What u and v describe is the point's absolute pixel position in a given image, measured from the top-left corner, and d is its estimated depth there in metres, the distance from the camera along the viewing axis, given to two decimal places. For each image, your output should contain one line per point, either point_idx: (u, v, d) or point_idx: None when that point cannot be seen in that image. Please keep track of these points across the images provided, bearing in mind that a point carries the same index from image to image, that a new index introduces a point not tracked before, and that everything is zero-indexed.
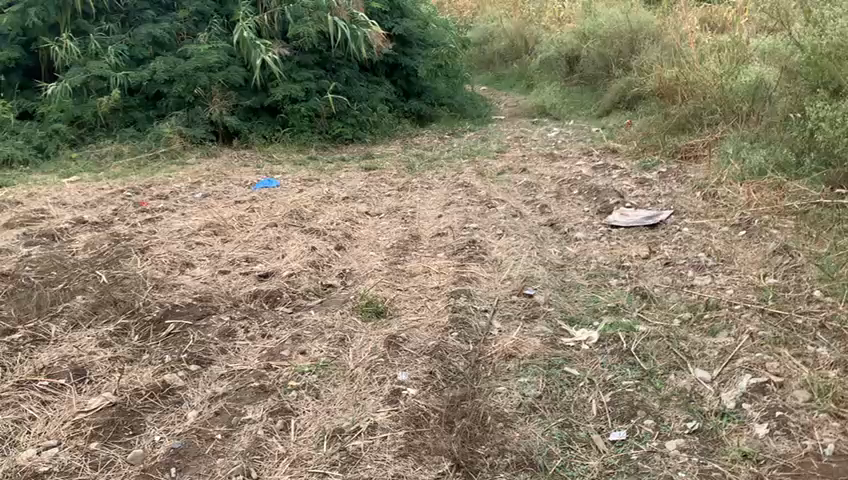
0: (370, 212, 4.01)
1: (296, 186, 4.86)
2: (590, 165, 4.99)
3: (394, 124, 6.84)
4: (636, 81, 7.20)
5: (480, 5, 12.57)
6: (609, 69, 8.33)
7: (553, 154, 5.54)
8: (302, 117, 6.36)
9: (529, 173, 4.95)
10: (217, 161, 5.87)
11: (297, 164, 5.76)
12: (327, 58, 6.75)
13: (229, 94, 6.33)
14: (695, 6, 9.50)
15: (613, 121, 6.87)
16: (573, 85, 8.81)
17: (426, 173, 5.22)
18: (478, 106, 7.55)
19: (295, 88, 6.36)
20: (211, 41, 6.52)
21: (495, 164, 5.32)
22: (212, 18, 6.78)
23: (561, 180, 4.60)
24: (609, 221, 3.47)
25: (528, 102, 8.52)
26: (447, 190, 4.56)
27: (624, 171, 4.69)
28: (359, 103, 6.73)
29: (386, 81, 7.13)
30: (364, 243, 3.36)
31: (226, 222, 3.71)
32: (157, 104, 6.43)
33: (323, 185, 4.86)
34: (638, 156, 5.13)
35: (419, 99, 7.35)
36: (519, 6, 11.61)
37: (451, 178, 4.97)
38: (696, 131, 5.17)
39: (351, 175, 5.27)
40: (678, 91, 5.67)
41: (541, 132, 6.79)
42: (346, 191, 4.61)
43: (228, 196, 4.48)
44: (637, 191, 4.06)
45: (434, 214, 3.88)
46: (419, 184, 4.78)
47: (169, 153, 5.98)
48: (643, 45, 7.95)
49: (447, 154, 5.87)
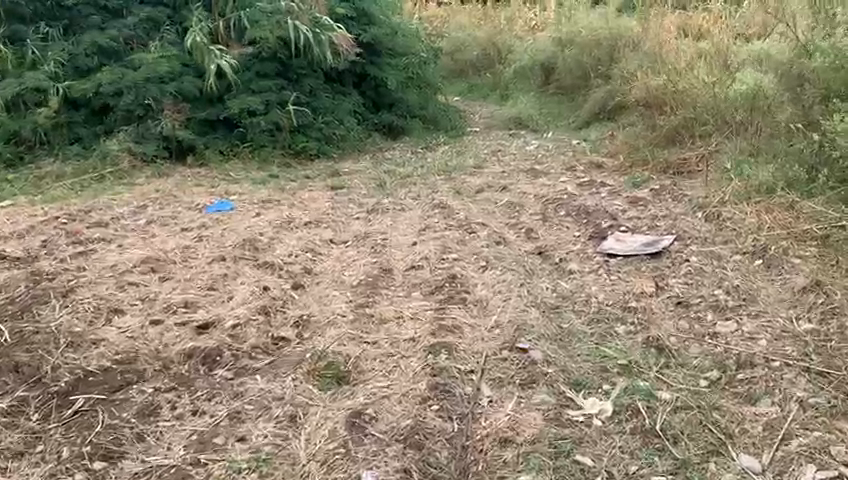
0: (335, 241, 3.56)
1: (253, 208, 4.41)
2: (573, 182, 4.61)
3: (363, 137, 6.41)
4: (617, 91, 6.87)
5: (451, 14, 12.24)
6: (588, 78, 8.00)
7: (534, 169, 5.15)
8: (263, 132, 5.94)
9: (509, 191, 4.55)
10: (169, 180, 5.41)
11: (256, 183, 5.31)
12: (289, 67, 6.28)
13: (182, 107, 5.94)
14: (672, 13, 9.22)
15: (595, 133, 6.51)
16: (550, 95, 8.45)
17: (398, 192, 4.77)
18: (452, 118, 7.16)
19: (253, 99, 5.97)
20: (163, 52, 6.07)
21: (472, 181, 4.91)
22: (164, 25, 6.32)
23: (545, 199, 4.19)
24: (603, 249, 3.05)
25: (504, 112, 8.13)
26: (422, 212, 4.12)
27: (613, 188, 4.31)
28: (325, 115, 6.27)
29: (354, 92, 6.70)
30: (326, 279, 2.91)
31: (168, 258, 3.24)
32: (104, 119, 5.95)
33: (283, 207, 4.40)
34: (626, 171, 4.75)
35: (390, 110, 6.89)
36: (489, 18, 11.39)
37: (424, 197, 4.54)
38: (687, 143, 4.81)
39: (315, 194, 4.82)
40: (667, 101, 5.27)
41: (519, 145, 6.41)
42: (308, 214, 4.16)
43: (174, 223, 4.03)
44: (631, 212, 3.65)
45: (408, 242, 3.44)
46: (390, 205, 4.34)
47: (116, 173, 5.53)
48: (622, 53, 7.61)
49: (421, 170, 5.44)
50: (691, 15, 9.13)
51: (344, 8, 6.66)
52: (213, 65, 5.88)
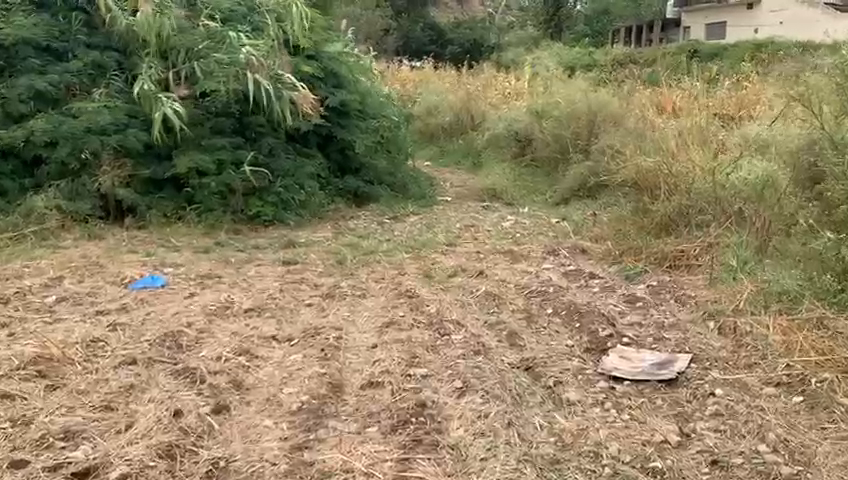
0: (278, 337, 2.94)
1: (188, 287, 3.81)
2: (556, 269, 4.11)
3: (325, 203, 5.87)
4: (600, 168, 6.49)
5: (425, 79, 12.03)
6: (567, 152, 7.58)
7: (511, 250, 4.65)
8: (213, 194, 5.38)
9: (486, 277, 4.01)
10: (98, 245, 4.83)
11: (199, 252, 4.72)
12: (246, 125, 5.79)
13: (123, 162, 5.37)
14: (649, 95, 9.07)
15: (575, 212, 6.04)
16: (526, 167, 8.05)
17: (358, 272, 4.18)
18: (421, 186, 6.73)
19: (205, 159, 5.41)
20: (107, 101, 5.54)
21: (444, 262, 4.36)
22: (112, 71, 5.77)
23: (528, 291, 3.66)
24: (604, 368, 2.51)
25: (477, 182, 7.69)
26: (386, 300, 3.54)
27: (603, 280, 3.80)
28: (285, 178, 5.70)
29: (319, 154, 6.17)
30: (261, 397, 2.32)
31: (62, 355, 2.60)
32: (34, 172, 5.42)
33: (224, 287, 3.80)
34: (615, 259, 4.25)
35: (356, 176, 6.41)
36: (463, 85, 11.19)
37: (389, 280, 3.97)
38: (683, 232, 4.34)
39: (264, 270, 4.22)
40: (660, 184, 4.87)
41: (495, 221, 5.91)
42: (252, 298, 3.55)
43: (90, 304, 3.41)
44: (630, 315, 3.13)
45: (368, 344, 2.85)
46: (349, 288, 3.76)
47: (39, 233, 4.95)
48: (605, 127, 7.27)
49: (387, 245, 4.89)
50: (671, 95, 8.88)
51: (312, 66, 6.17)
52: (160, 111, 5.28)
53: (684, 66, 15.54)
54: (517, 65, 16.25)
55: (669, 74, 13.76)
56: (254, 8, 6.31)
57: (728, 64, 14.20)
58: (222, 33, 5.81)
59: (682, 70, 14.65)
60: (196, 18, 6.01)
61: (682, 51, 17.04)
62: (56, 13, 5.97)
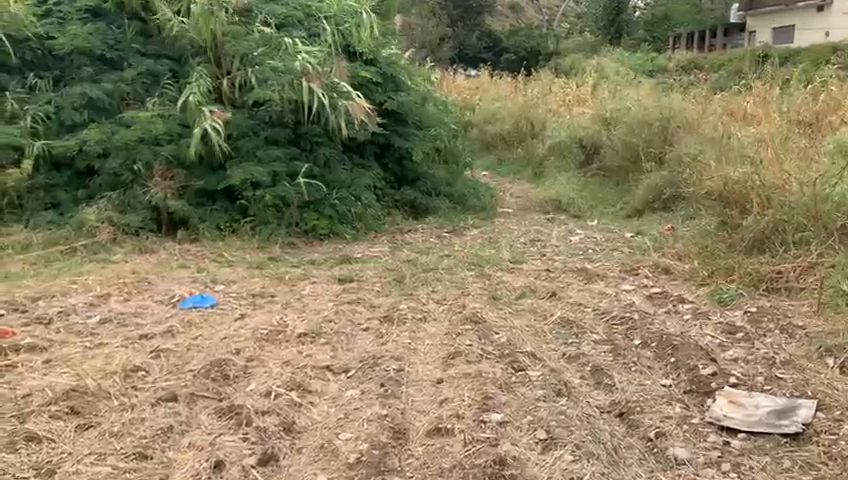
0: (334, 368, 2.64)
1: (238, 307, 3.56)
2: (637, 292, 3.73)
3: (382, 216, 5.60)
4: (675, 179, 6.07)
5: (482, 89, 11.73)
6: (639, 161, 7.13)
7: (584, 269, 4.27)
8: (268, 207, 5.15)
9: (559, 299, 3.65)
10: (150, 259, 4.65)
11: (252, 267, 4.50)
12: (302, 135, 5.56)
13: (175, 173, 5.22)
14: (722, 102, 8.61)
15: (650, 226, 5.61)
16: (591, 178, 7.65)
17: (419, 291, 3.87)
18: (482, 196, 6.39)
19: (257, 170, 5.17)
20: (160, 110, 5.40)
21: (510, 282, 4.01)
22: (165, 79, 5.63)
23: (608, 317, 3.29)
24: (718, 413, 2.16)
25: (539, 193, 7.31)
26: (451, 325, 3.20)
27: (694, 306, 3.40)
28: (341, 190, 5.45)
29: (375, 165, 5.90)
30: (317, 442, 2.04)
31: (98, 387, 2.37)
32: (88, 183, 5.32)
33: (276, 308, 3.54)
34: (703, 281, 3.85)
35: (413, 187, 6.11)
36: (522, 94, 10.84)
37: (452, 301, 3.63)
38: (780, 251, 3.92)
39: (318, 288, 3.95)
40: (749, 197, 4.45)
41: (562, 235, 5.53)
42: (305, 321, 3.28)
43: (134, 328, 3.19)
44: (733, 351, 2.74)
45: (433, 379, 2.53)
46: (409, 311, 3.44)
47: (90, 246, 4.81)
48: (678, 135, 6.83)
49: (448, 260, 4.58)
50: (747, 102, 8.34)
51: (370, 72, 5.90)
52: (199, 128, 5.12)
53: (754, 70, 14.83)
54: (576, 73, 15.77)
55: (737, 80, 13.08)
56: (312, 14, 6.06)
57: (800, 68, 13.42)
58: (278, 40, 5.65)
59: (751, 75, 13.97)
60: (251, 24, 5.84)
61: (751, 56, 16.25)
62: (112, 21, 5.87)
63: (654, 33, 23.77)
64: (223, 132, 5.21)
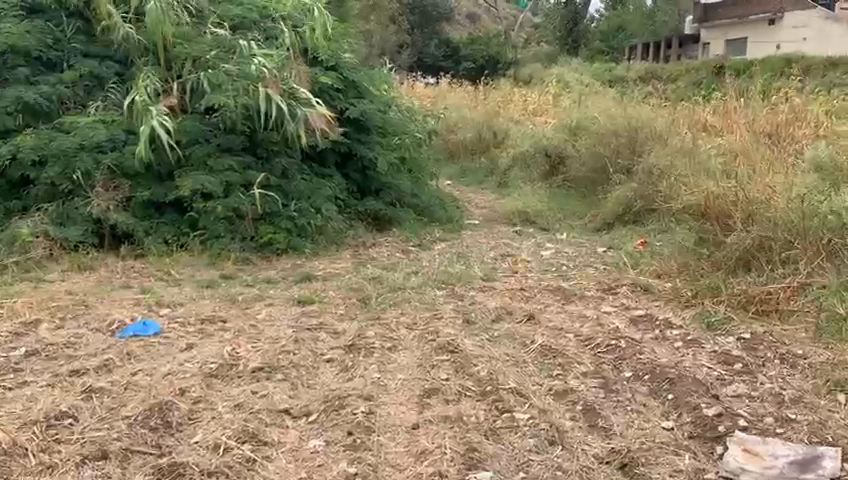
0: (293, 411, 2.33)
1: (186, 335, 3.20)
2: (620, 314, 3.48)
3: (344, 228, 5.28)
4: (647, 191, 5.89)
5: (444, 96, 11.49)
6: (607, 172, 6.92)
7: (561, 287, 4.01)
8: (220, 220, 4.79)
9: (537, 323, 3.38)
10: (89, 278, 4.26)
11: (203, 287, 4.15)
12: (257, 143, 5.21)
13: (119, 183, 4.83)
14: (688, 112, 8.52)
15: (622, 240, 5.40)
16: (558, 188, 7.44)
17: (385, 314, 3.55)
18: (448, 208, 6.13)
19: (208, 180, 4.82)
20: (104, 116, 5.02)
21: (484, 302, 3.73)
22: (109, 83, 5.24)
23: (593, 345, 3.02)
24: (730, 463, 1.98)
25: (505, 203, 7.06)
26: (423, 356, 2.90)
27: (683, 332, 3.17)
28: (300, 201, 5.12)
29: (336, 174, 5.58)
30: None
31: (11, 443, 2.08)
32: (22, 194, 4.90)
33: (227, 335, 3.19)
34: (688, 303, 3.63)
35: (377, 197, 5.80)
36: (485, 102, 10.62)
37: (423, 326, 3.33)
38: (767, 270, 3.72)
39: (274, 311, 3.61)
40: (731, 212, 4.25)
41: (533, 249, 5.28)
42: (260, 352, 2.94)
43: (64, 362, 2.82)
44: (734, 385, 2.52)
45: (407, 424, 2.24)
46: (377, 338, 3.12)
47: (22, 263, 4.39)
48: (648, 145, 6.67)
49: (415, 278, 4.29)
50: (713, 113, 8.26)
51: (330, 77, 5.58)
52: (147, 127, 4.73)
53: (712, 82, 14.92)
54: (536, 82, 15.69)
55: (697, 90, 13.08)
56: (268, 14, 5.71)
57: (756, 79, 13.52)
58: (232, 42, 5.30)
59: (710, 86, 14.03)
60: (204, 25, 5.49)
61: (708, 67, 16.36)
62: (51, 19, 5.44)
63: (612, 44, 23.91)
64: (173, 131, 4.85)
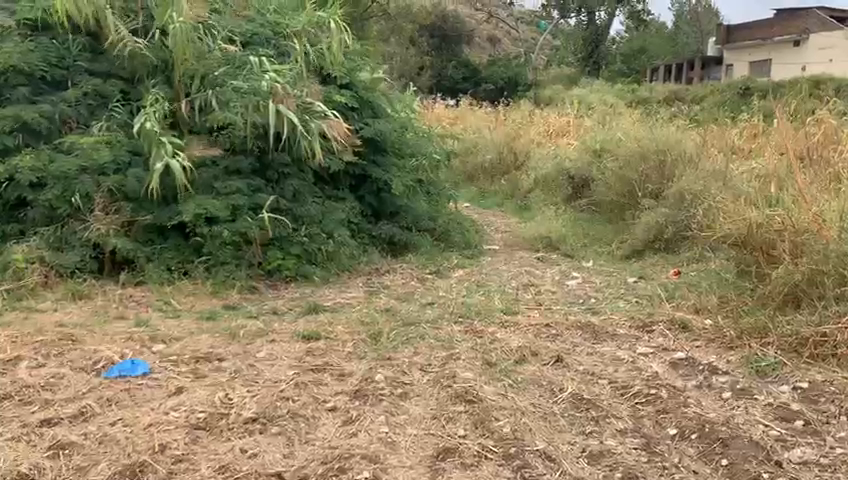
0: (287, 476, 2.10)
1: (177, 377, 2.90)
2: (658, 357, 3.14)
3: (357, 254, 4.99)
4: (679, 218, 5.55)
5: (463, 119, 11.24)
6: (635, 196, 6.55)
7: (590, 323, 3.67)
8: (225, 245, 4.50)
9: (565, 366, 3.04)
10: (84, 308, 3.99)
11: (205, 318, 3.87)
12: (267, 164, 4.93)
13: (121, 206, 4.57)
14: (717, 132, 8.17)
15: (653, 270, 5.05)
16: (582, 212, 7.11)
17: (397, 352, 3.24)
18: (466, 233, 5.84)
19: (214, 203, 4.54)
20: (106, 136, 4.78)
21: (505, 340, 3.39)
22: (114, 101, 5.00)
23: (630, 395, 2.68)
24: None
25: (527, 228, 6.73)
26: (437, 406, 2.58)
27: (732, 380, 2.83)
28: (310, 225, 4.83)
29: (350, 197, 5.29)
30: None
31: None
32: (19, 216, 4.67)
33: (221, 378, 2.89)
34: (733, 344, 3.28)
35: (392, 221, 5.50)
36: (504, 124, 10.34)
37: (438, 367, 3.01)
38: (820, 307, 3.36)
39: (276, 348, 3.31)
40: (775, 242, 3.91)
41: (557, 279, 4.94)
42: (256, 399, 2.64)
43: (37, 409, 2.54)
44: (798, 450, 2.21)
45: None
46: (387, 382, 2.81)
47: (15, 291, 4.13)
48: (677, 167, 6.32)
49: (430, 310, 3.97)
50: (743, 136, 7.92)
51: (345, 96, 5.33)
52: (163, 163, 4.44)
53: (737, 104, 14.56)
54: (556, 103, 15.40)
55: (722, 113, 12.74)
56: (280, 31, 5.49)
57: (782, 101, 13.14)
58: (242, 58, 5.04)
59: (735, 109, 13.66)
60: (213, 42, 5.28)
61: (732, 88, 15.99)
62: (56, 36, 5.21)
63: (632, 66, 23.63)
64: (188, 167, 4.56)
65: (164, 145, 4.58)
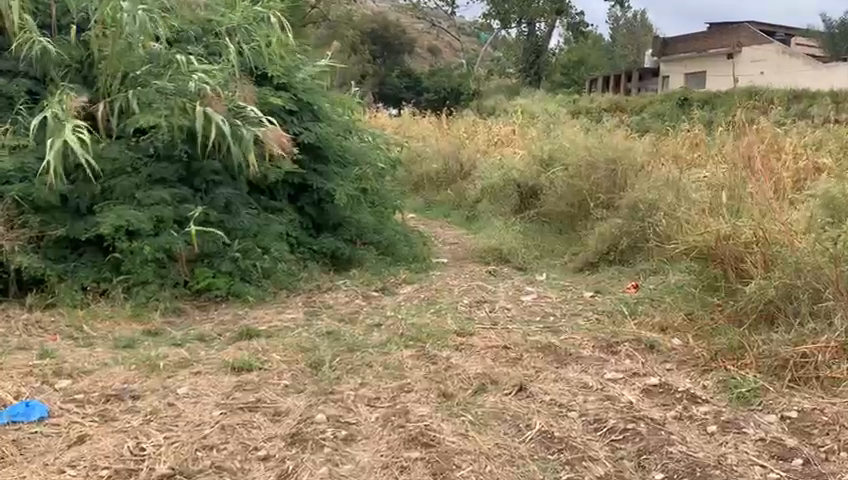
0: None
1: (79, 422, 2.45)
2: (629, 383, 2.84)
3: (296, 270, 4.60)
4: (635, 228, 5.33)
5: (405, 127, 10.93)
6: (586, 206, 6.34)
7: (551, 344, 3.35)
8: (148, 262, 4.04)
9: (529, 397, 2.72)
10: None
11: (123, 346, 3.43)
12: (195, 172, 4.49)
13: (27, 219, 4.06)
14: (664, 141, 8.08)
15: (609, 284, 4.81)
16: (531, 223, 6.86)
17: (340, 383, 2.87)
18: (412, 247, 5.50)
19: (134, 214, 4.06)
20: (12, 140, 4.26)
21: (459, 365, 3.05)
22: (21, 104, 4.47)
23: (606, 431, 2.38)
24: None
25: (475, 239, 6.44)
26: (389, 452, 2.23)
27: (714, 409, 2.57)
28: (243, 239, 4.41)
29: (288, 208, 4.89)
30: None
31: None
32: None
33: (132, 423, 2.45)
34: (707, 366, 3.02)
35: (334, 233, 5.12)
36: (448, 132, 10.07)
37: (387, 401, 2.66)
38: (797, 324, 3.14)
39: (199, 381, 2.89)
40: (742, 255, 3.70)
41: (510, 293, 4.64)
42: (172, 450, 2.22)
43: None
44: None
45: None
46: (332, 422, 2.44)
47: None
48: (629, 175, 6.12)
49: (376, 332, 3.61)
50: (689, 145, 7.84)
51: (282, 98, 4.93)
52: (57, 137, 4.01)
53: (675, 115, 14.70)
54: (500, 113, 15.26)
55: (662, 123, 12.81)
56: (211, 29, 5.06)
57: (720, 112, 13.32)
58: (168, 57, 4.57)
59: (674, 119, 13.77)
60: None
61: (671, 98, 16.17)
62: None
63: (571, 77, 23.82)
64: (88, 140, 4.10)
65: (76, 130, 4.14)
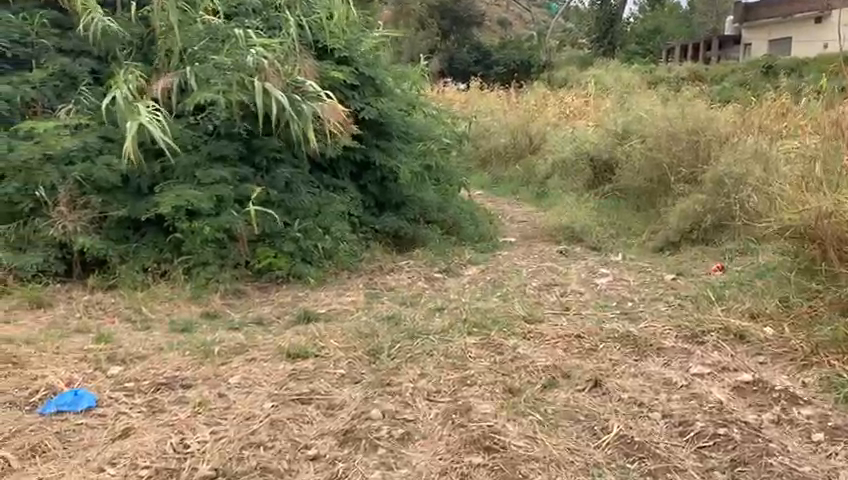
0: None
1: (126, 413, 2.35)
2: (718, 379, 2.55)
3: (358, 250, 4.44)
4: (720, 204, 4.94)
5: (474, 101, 10.64)
6: (666, 181, 5.94)
7: (629, 333, 3.07)
8: (207, 243, 3.94)
9: (605, 393, 2.47)
10: (41, 319, 3.46)
11: (180, 330, 3.34)
12: (255, 150, 4.36)
13: (89, 199, 4.00)
14: (749, 110, 7.53)
15: (692, 265, 4.46)
16: (605, 199, 6.51)
17: (399, 373, 2.68)
18: (479, 226, 5.25)
19: (192, 193, 3.95)
20: (74, 120, 4.21)
21: (528, 355, 2.82)
22: (84, 83, 4.43)
23: (694, 437, 2.12)
24: None
25: (546, 217, 6.14)
26: (450, 455, 2.04)
27: (819, 413, 2.26)
28: (303, 218, 4.27)
29: (350, 187, 4.72)
30: None
31: None
32: None
33: (180, 415, 2.33)
34: (808, 361, 2.69)
35: (398, 212, 4.93)
36: (518, 106, 9.73)
37: (449, 395, 2.46)
38: None
39: (253, 370, 2.76)
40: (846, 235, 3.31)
41: (583, 275, 4.37)
42: (217, 448, 2.08)
43: None
44: None
45: None
46: (388, 419, 2.26)
47: None
48: (712, 147, 5.69)
49: (439, 318, 3.41)
50: (777, 114, 7.29)
51: (343, 72, 4.73)
52: (132, 119, 3.84)
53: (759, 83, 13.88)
54: (571, 85, 14.74)
55: (745, 92, 12.08)
56: (271, 1, 4.89)
57: (809, 79, 12.47)
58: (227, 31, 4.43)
59: (759, 88, 12.99)
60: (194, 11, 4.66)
61: (755, 66, 15.28)
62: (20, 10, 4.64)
63: (647, 46, 22.88)
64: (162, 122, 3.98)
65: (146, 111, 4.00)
